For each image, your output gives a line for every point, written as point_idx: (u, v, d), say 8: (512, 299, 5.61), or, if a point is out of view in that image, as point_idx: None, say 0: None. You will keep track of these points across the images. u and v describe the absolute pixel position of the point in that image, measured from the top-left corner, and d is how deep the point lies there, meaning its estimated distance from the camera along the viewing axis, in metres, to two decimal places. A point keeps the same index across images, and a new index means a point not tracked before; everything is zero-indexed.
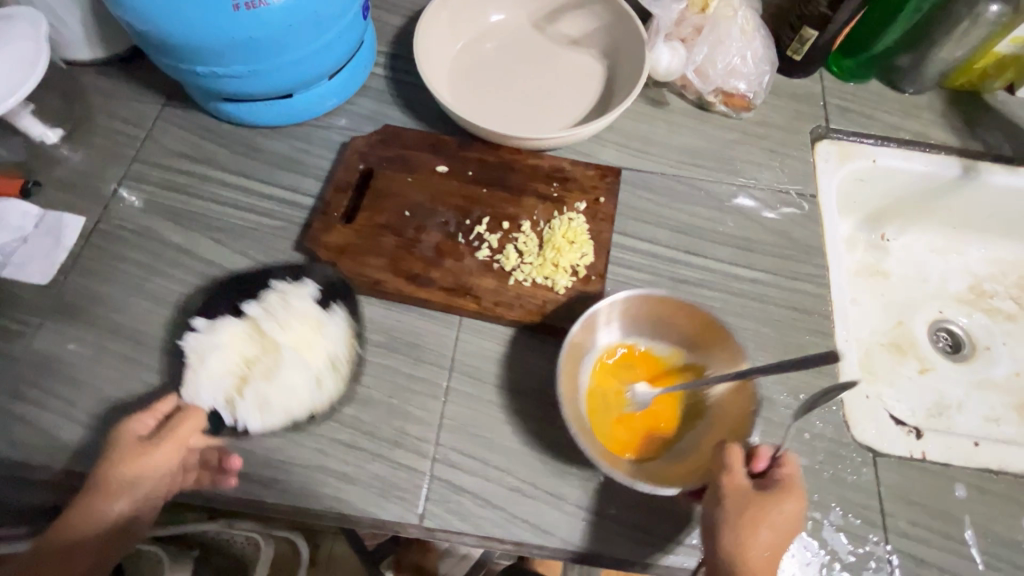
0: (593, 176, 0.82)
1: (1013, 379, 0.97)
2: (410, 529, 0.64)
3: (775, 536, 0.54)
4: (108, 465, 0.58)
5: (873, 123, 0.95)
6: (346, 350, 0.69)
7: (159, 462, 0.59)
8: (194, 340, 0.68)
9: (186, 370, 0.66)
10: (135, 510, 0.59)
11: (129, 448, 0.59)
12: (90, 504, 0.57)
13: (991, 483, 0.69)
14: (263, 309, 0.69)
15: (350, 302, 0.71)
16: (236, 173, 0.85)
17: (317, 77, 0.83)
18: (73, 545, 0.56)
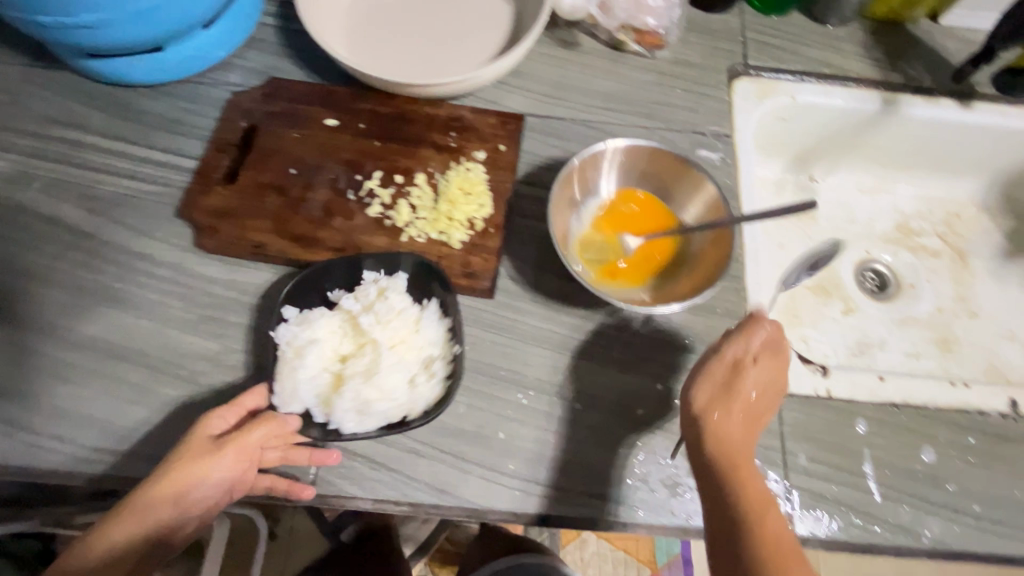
0: (495, 124, 0.77)
1: (934, 316, 0.97)
2: (300, 497, 0.62)
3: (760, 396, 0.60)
4: (182, 476, 0.54)
5: (794, 57, 0.91)
6: (443, 347, 0.65)
7: (228, 467, 0.55)
8: (292, 333, 0.63)
9: (282, 365, 0.62)
10: (190, 516, 0.56)
11: (205, 458, 0.55)
12: (147, 511, 0.54)
13: (892, 415, 0.69)
14: (361, 301, 0.66)
15: (442, 296, 0.66)
16: (115, 136, 0.79)
17: (191, 26, 0.77)
18: (127, 547, 0.54)
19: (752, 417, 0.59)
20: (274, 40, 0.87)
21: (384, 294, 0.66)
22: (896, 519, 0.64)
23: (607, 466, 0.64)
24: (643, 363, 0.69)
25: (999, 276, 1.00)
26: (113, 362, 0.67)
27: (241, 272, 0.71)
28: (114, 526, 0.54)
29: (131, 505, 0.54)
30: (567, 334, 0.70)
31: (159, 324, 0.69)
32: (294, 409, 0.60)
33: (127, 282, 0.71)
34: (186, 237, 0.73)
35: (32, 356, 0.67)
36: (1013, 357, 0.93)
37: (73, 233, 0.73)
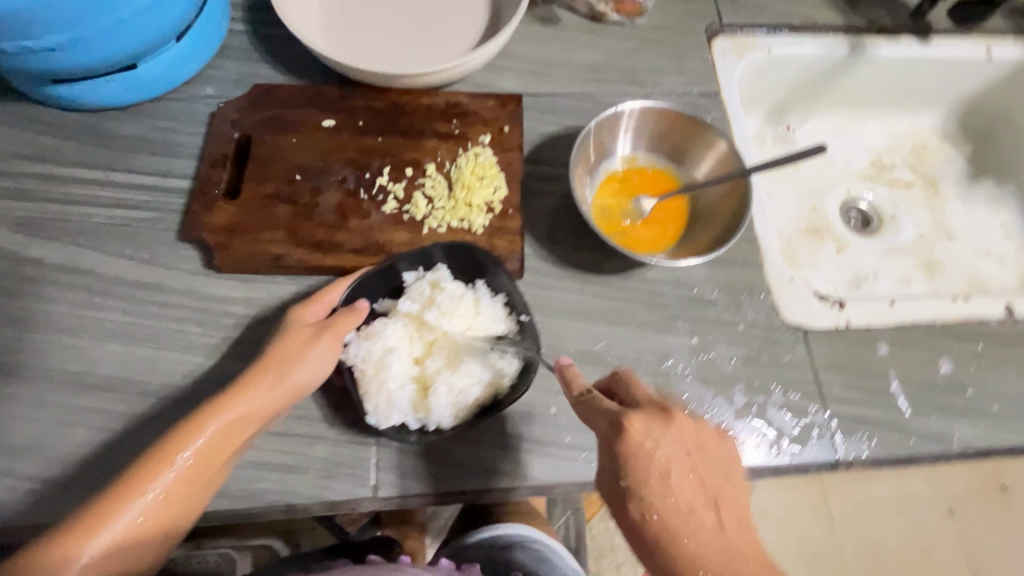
0: (494, 106, 0.76)
1: (917, 242, 1.03)
2: (365, 503, 0.61)
3: (666, 507, 0.50)
4: (281, 357, 0.59)
5: (764, 12, 0.94)
6: (507, 324, 0.65)
7: (323, 350, 0.60)
8: (365, 350, 0.62)
9: (362, 384, 0.61)
10: (278, 410, 0.59)
11: (302, 339, 0.60)
12: (245, 397, 0.57)
13: (908, 335, 0.73)
14: (420, 299, 0.65)
15: (489, 267, 0.66)
16: (92, 165, 0.74)
17: (163, 40, 0.72)
18: (219, 440, 0.55)
19: (670, 527, 0.50)
20: (248, 46, 0.83)
21: (439, 284, 0.66)
22: (927, 430, 0.68)
23: None
24: (674, 322, 0.71)
25: (966, 198, 1.07)
26: (138, 400, 0.63)
27: (258, 288, 0.69)
28: (211, 414, 0.56)
29: (230, 391, 0.57)
30: (597, 303, 0.71)
31: (181, 354, 0.65)
32: (395, 421, 0.61)
33: (135, 316, 0.67)
34: (193, 260, 0.70)
35: (47, 407, 0.62)
36: (991, 270, 1.00)
37: (65, 272, 0.68)
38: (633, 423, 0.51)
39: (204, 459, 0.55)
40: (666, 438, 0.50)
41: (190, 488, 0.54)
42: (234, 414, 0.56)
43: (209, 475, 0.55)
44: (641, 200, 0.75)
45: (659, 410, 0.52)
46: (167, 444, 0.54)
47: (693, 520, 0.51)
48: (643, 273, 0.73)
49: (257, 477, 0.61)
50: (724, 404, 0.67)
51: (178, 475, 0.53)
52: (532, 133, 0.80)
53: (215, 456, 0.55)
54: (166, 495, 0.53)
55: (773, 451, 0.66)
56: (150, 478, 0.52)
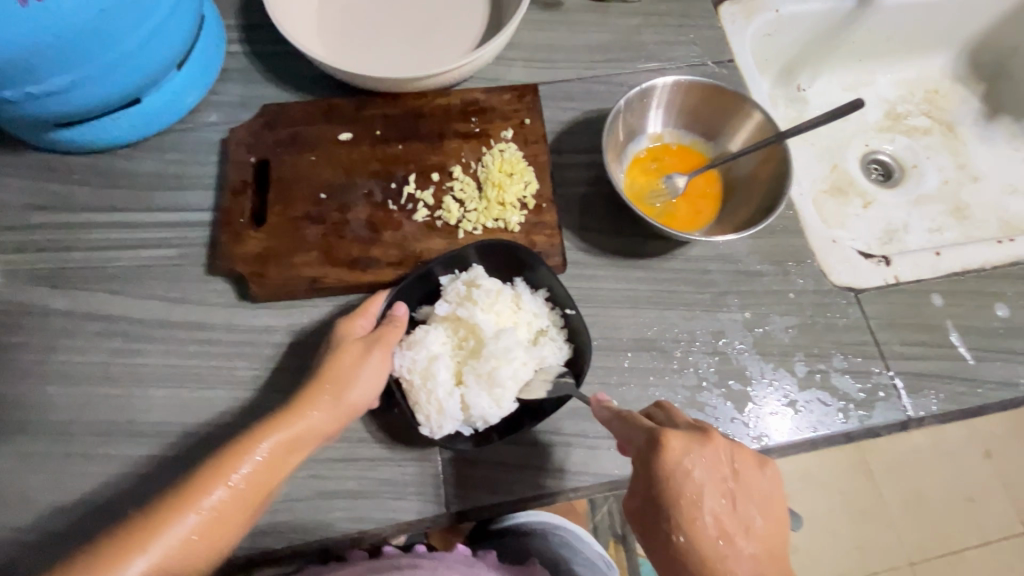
0: (511, 99, 0.74)
1: (943, 188, 1.02)
2: (439, 519, 0.60)
3: (692, 530, 0.45)
4: (336, 370, 0.57)
5: None
6: (551, 317, 0.64)
7: (378, 362, 0.58)
8: (411, 360, 0.60)
9: (414, 396, 0.59)
10: (331, 429, 0.56)
11: (354, 353, 0.58)
12: (301, 415, 0.55)
13: (959, 283, 0.72)
14: (456, 300, 0.63)
15: (532, 264, 0.65)
16: (108, 208, 0.72)
17: (164, 69, 0.69)
18: (277, 458, 0.52)
19: (703, 552, 0.44)
20: (249, 67, 0.80)
21: (476, 282, 0.63)
22: (991, 376, 0.67)
23: (726, 403, 0.64)
24: (725, 299, 0.69)
25: (985, 137, 1.06)
26: (193, 443, 0.61)
27: (297, 314, 0.67)
28: (268, 430, 0.53)
29: (291, 407, 0.55)
30: (644, 288, 0.69)
31: (230, 391, 0.63)
32: (450, 429, 0.59)
33: (177, 357, 0.65)
34: (228, 294, 0.68)
35: (101, 462, 0.61)
36: (1021, 208, 0.99)
37: (98, 321, 0.66)
38: (669, 440, 0.45)
39: (260, 476, 0.51)
40: (696, 457, 0.45)
41: (242, 508, 0.50)
42: (292, 431, 0.54)
43: (261, 495, 0.52)
44: (674, 177, 0.73)
45: (696, 429, 0.47)
46: (223, 459, 0.50)
47: (725, 548, 0.44)
48: (685, 252, 0.71)
49: (327, 506, 0.59)
50: (787, 376, 0.66)
51: (233, 492, 0.49)
52: (552, 122, 0.78)
53: (269, 475, 0.52)
54: (218, 513, 0.48)
55: (843, 418, 0.64)
56: (202, 492, 0.48)
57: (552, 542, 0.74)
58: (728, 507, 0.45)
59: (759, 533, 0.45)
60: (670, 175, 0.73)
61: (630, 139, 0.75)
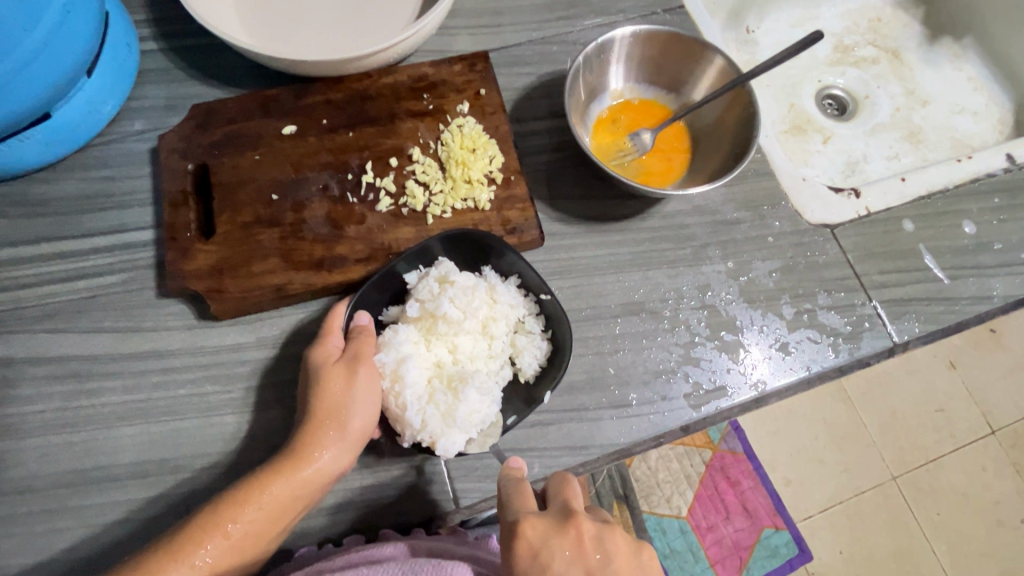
0: (462, 69, 0.70)
1: (896, 116, 1.03)
2: (450, 517, 0.57)
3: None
4: (327, 404, 0.53)
5: None
6: (526, 306, 0.61)
7: (367, 388, 0.54)
8: (381, 363, 0.56)
9: (388, 398, 0.56)
10: (342, 468, 0.53)
11: (338, 379, 0.54)
12: (308, 459, 0.51)
13: (926, 207, 0.73)
14: (427, 299, 0.59)
15: (498, 250, 0.61)
16: (34, 239, 0.65)
17: (72, 77, 0.61)
18: (280, 506, 0.50)
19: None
20: (169, 65, 0.72)
21: (447, 278, 0.60)
22: (964, 293, 0.69)
23: (719, 355, 0.64)
24: (707, 252, 0.68)
25: (930, 60, 1.07)
26: (176, 480, 0.57)
27: (267, 326, 0.62)
28: (274, 476, 0.51)
29: (289, 450, 0.52)
30: (624, 252, 0.67)
31: (206, 419, 0.59)
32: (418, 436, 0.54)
33: (140, 392, 0.60)
34: (186, 315, 0.62)
35: (74, 516, 0.55)
36: (969, 126, 1.01)
37: (44, 365, 0.60)
38: (526, 528, 0.47)
39: (259, 526, 0.50)
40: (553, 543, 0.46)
41: (240, 556, 0.49)
42: (299, 477, 0.51)
43: (260, 542, 0.50)
44: (640, 134, 0.71)
45: (563, 516, 0.48)
46: (223, 507, 0.49)
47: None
48: (660, 210, 0.70)
49: (331, 522, 0.56)
50: (775, 319, 0.66)
51: (229, 543, 0.49)
52: (508, 91, 0.74)
53: (272, 522, 0.51)
54: (213, 565, 0.48)
55: (833, 353, 0.65)
56: (194, 547, 0.48)
57: None
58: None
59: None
60: (636, 133, 0.71)
61: (592, 100, 0.73)
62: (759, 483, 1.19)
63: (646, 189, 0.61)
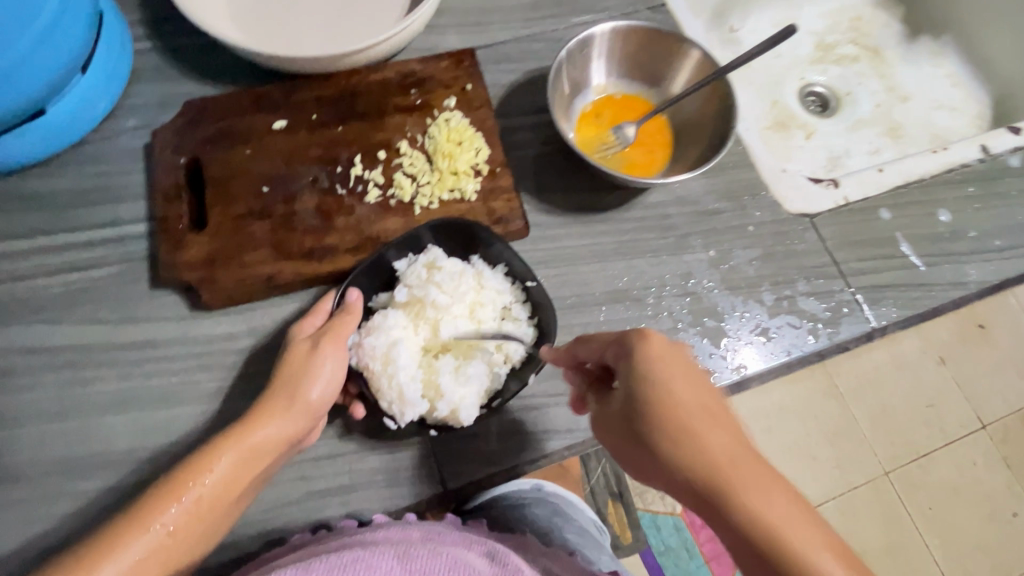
0: (449, 65, 0.71)
1: (876, 111, 1.06)
2: (438, 500, 0.58)
3: (670, 410, 0.42)
4: (289, 374, 0.54)
5: None
6: (513, 293, 0.63)
7: (327, 357, 0.55)
8: (371, 346, 0.58)
9: (381, 381, 0.56)
10: (292, 437, 0.53)
11: (303, 353, 0.55)
12: (256, 426, 0.51)
13: (904, 197, 0.75)
14: (416, 284, 0.61)
15: (486, 240, 0.63)
16: (29, 233, 0.66)
17: (68, 73, 0.63)
18: (234, 472, 0.49)
19: (686, 426, 0.41)
20: (162, 63, 0.74)
21: (435, 264, 0.61)
22: (940, 279, 0.71)
23: (702, 340, 0.66)
24: (690, 241, 0.70)
25: (910, 58, 1.09)
26: (169, 466, 0.58)
27: (257, 316, 0.63)
28: (223, 443, 0.49)
29: (245, 419, 0.52)
30: (609, 242, 0.69)
31: (198, 406, 0.60)
32: (411, 416, 0.56)
33: (133, 380, 0.61)
34: (178, 304, 0.64)
35: (67, 502, 0.56)
36: (948, 121, 1.04)
37: (37, 354, 0.61)
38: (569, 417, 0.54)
39: (217, 491, 0.48)
40: (673, 352, 0.45)
41: (200, 524, 0.46)
42: (249, 442, 0.50)
43: (219, 512, 0.48)
44: (623, 127, 0.73)
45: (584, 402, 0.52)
46: (176, 476, 0.47)
47: (705, 422, 0.41)
48: (643, 201, 0.71)
49: (321, 505, 0.57)
50: (756, 306, 0.68)
51: (188, 509, 0.46)
52: (495, 87, 0.76)
53: (229, 490, 0.49)
54: (173, 533, 0.45)
55: (813, 338, 0.67)
56: (152, 512, 0.45)
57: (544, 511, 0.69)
58: (717, 391, 0.44)
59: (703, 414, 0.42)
60: (619, 126, 0.72)
61: (576, 95, 0.75)
62: None
63: (627, 178, 0.63)
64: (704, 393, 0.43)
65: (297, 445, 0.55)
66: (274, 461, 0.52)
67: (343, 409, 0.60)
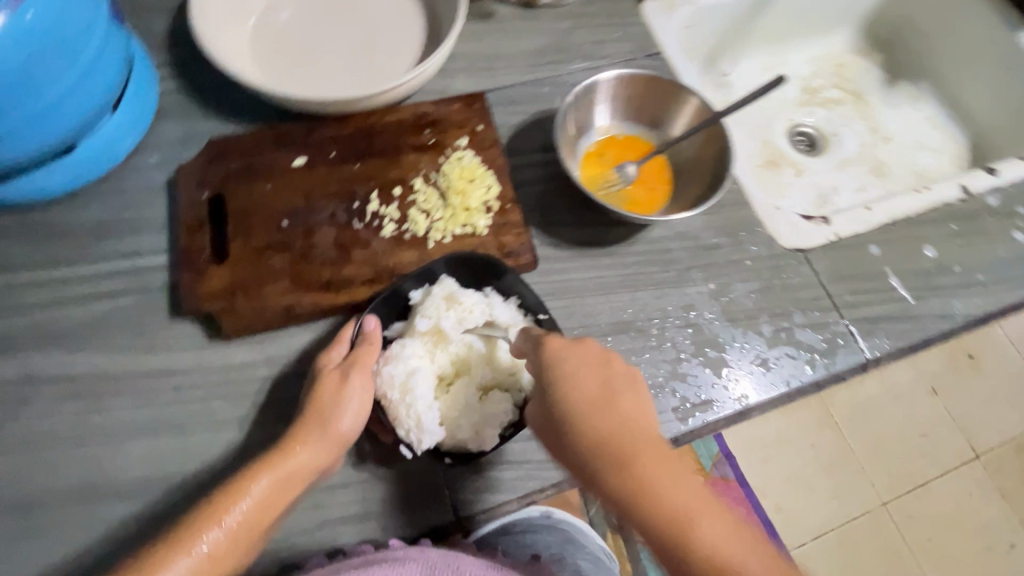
0: (461, 108, 0.76)
1: (862, 151, 1.11)
2: (450, 529, 0.59)
3: (592, 396, 0.53)
4: (319, 404, 0.56)
5: None
6: (526, 325, 0.65)
7: (356, 388, 0.57)
8: (390, 375, 0.59)
9: (398, 410, 0.58)
10: (323, 466, 0.55)
11: (332, 382, 0.57)
12: (288, 453, 0.53)
13: (891, 233, 0.79)
14: (434, 315, 0.62)
15: (501, 273, 0.66)
16: (51, 264, 0.68)
17: (99, 112, 0.66)
18: (268, 499, 0.51)
19: (650, 493, 0.48)
20: (186, 102, 0.77)
21: (451, 296, 0.63)
22: (929, 312, 0.74)
23: (704, 370, 0.68)
24: (690, 275, 0.73)
25: (891, 102, 1.16)
26: (183, 496, 0.58)
27: (274, 345, 0.65)
28: (259, 470, 0.52)
29: (279, 446, 0.54)
30: (614, 274, 0.72)
31: (213, 434, 0.61)
32: (428, 444, 0.57)
33: (150, 408, 0.62)
34: (197, 334, 0.65)
35: (81, 532, 0.57)
36: (929, 161, 1.10)
37: (56, 383, 0.62)
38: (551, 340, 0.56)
39: (252, 515, 0.50)
40: (573, 356, 0.55)
41: (237, 549, 0.49)
42: (283, 469, 0.52)
43: (254, 537, 0.50)
44: (625, 167, 0.77)
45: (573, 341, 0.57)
46: (216, 500, 0.50)
47: (647, 452, 0.50)
48: (645, 236, 0.75)
49: (334, 534, 0.58)
50: (756, 337, 0.70)
51: (225, 532, 0.48)
52: (503, 127, 0.80)
53: (263, 515, 0.51)
54: (212, 554, 0.47)
55: (811, 369, 0.69)
56: (195, 535, 0.48)
57: (556, 538, 0.69)
58: (659, 457, 0.50)
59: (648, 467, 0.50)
60: (621, 166, 0.77)
61: (581, 135, 0.79)
62: (751, 510, 1.20)
63: (633, 216, 0.66)
64: (618, 387, 0.54)
65: (326, 472, 0.57)
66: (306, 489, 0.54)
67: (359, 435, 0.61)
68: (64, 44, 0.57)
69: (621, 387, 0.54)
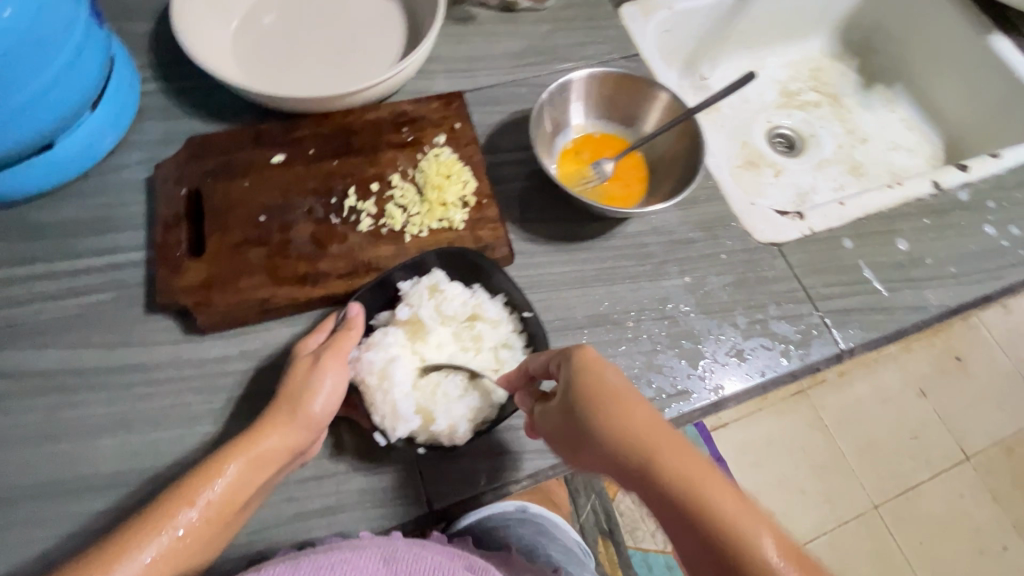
0: (439, 106, 0.77)
1: (839, 151, 1.13)
2: (424, 520, 0.59)
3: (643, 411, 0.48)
4: (292, 388, 0.56)
5: None
6: (511, 322, 0.65)
7: (330, 371, 0.57)
8: (370, 361, 0.60)
9: (376, 396, 0.58)
10: (296, 448, 0.54)
11: (306, 366, 0.57)
12: (261, 435, 0.53)
13: (864, 227, 0.80)
14: (417, 305, 0.63)
15: (487, 269, 0.66)
16: (27, 261, 0.68)
17: (78, 110, 0.67)
18: (240, 481, 0.51)
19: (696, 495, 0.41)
20: (168, 103, 0.78)
21: (438, 288, 0.64)
22: (902, 304, 0.75)
23: (680, 362, 0.68)
24: (666, 268, 0.74)
25: (866, 105, 1.18)
26: (154, 489, 0.58)
27: (249, 339, 0.65)
28: (229, 453, 0.51)
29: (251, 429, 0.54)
30: (590, 268, 0.73)
31: (187, 428, 0.61)
32: (401, 433, 0.58)
33: (124, 402, 0.61)
34: (172, 329, 0.65)
35: (49, 526, 0.56)
36: (905, 161, 1.12)
37: (29, 378, 0.62)
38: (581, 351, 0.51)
39: (222, 498, 0.49)
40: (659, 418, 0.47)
41: (208, 532, 0.48)
42: (255, 451, 0.52)
43: (226, 520, 0.50)
44: (602, 163, 0.78)
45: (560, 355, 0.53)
46: (185, 483, 0.49)
47: (662, 440, 0.45)
48: (622, 231, 0.75)
49: (307, 527, 0.57)
50: (731, 329, 0.71)
51: (197, 514, 0.48)
52: (482, 126, 0.81)
53: (234, 498, 0.50)
54: (182, 537, 0.47)
55: (786, 360, 0.70)
56: (165, 517, 0.47)
57: (527, 530, 0.70)
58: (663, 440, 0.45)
59: (695, 478, 0.42)
60: (597, 162, 0.78)
61: (558, 133, 0.80)
62: None
63: (607, 209, 0.67)
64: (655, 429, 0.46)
65: (301, 456, 0.56)
66: (279, 471, 0.54)
67: (338, 424, 0.61)
68: (42, 41, 0.58)
69: (636, 393, 0.48)
